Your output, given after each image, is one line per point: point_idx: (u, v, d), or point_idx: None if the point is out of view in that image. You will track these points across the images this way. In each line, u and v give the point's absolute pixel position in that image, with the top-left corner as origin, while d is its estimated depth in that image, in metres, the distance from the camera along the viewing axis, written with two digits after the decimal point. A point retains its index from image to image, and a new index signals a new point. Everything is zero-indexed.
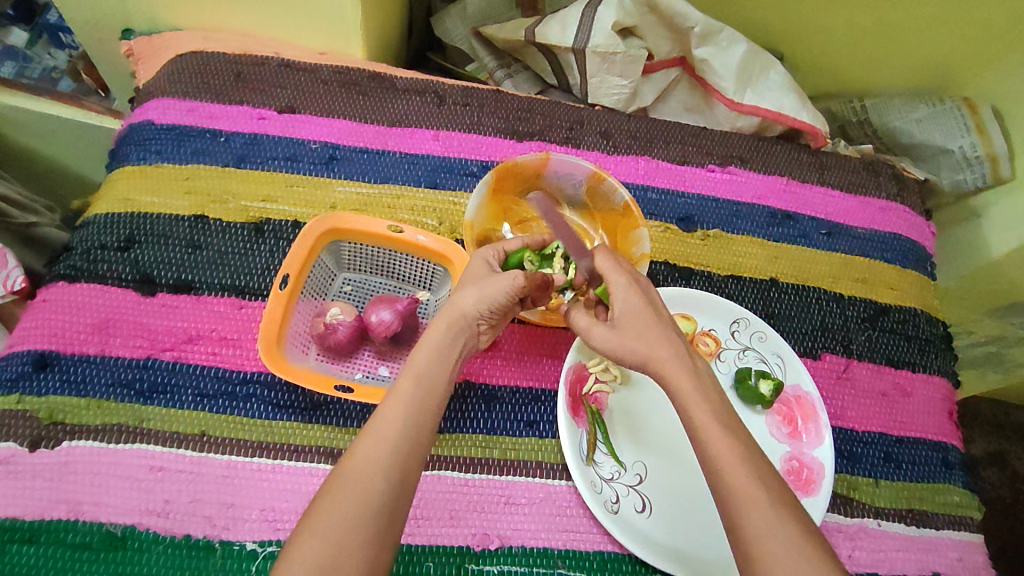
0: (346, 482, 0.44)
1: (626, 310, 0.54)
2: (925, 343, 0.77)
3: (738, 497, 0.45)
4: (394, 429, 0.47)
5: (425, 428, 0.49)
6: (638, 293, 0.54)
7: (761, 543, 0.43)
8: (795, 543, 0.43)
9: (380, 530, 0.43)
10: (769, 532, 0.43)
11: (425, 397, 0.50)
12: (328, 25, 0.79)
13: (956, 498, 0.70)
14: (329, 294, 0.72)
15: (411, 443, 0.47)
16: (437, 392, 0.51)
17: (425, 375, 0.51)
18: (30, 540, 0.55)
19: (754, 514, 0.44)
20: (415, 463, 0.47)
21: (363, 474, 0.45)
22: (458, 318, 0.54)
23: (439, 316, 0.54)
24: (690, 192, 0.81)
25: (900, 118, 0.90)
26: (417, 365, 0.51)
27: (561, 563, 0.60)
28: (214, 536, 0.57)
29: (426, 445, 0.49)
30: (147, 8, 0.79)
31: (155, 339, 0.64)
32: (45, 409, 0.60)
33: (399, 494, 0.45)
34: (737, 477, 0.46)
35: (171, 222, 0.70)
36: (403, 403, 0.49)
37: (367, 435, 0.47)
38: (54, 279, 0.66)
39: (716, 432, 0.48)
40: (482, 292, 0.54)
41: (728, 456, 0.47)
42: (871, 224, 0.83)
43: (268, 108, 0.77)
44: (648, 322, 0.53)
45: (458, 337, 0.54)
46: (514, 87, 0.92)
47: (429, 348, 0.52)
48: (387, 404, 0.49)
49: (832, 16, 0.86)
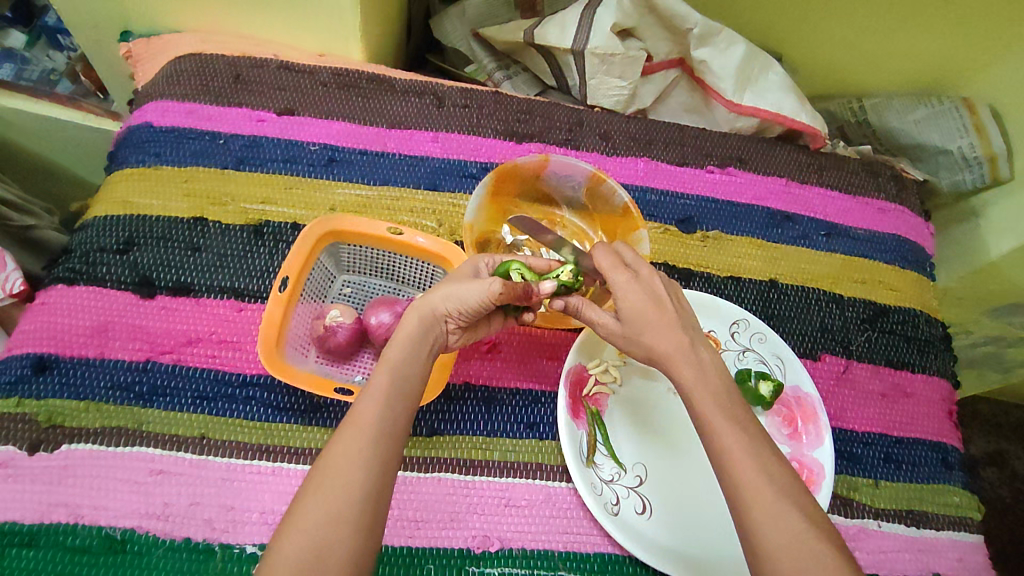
0: (325, 477, 0.44)
1: (629, 306, 0.53)
2: (925, 344, 0.77)
3: (744, 496, 0.45)
4: (372, 422, 0.47)
5: (401, 419, 0.49)
6: (640, 288, 0.53)
7: (768, 541, 0.43)
8: (800, 542, 0.42)
9: (363, 521, 0.43)
10: (776, 530, 0.43)
11: (399, 390, 0.50)
12: (327, 27, 0.79)
13: (957, 499, 0.70)
14: (329, 296, 0.72)
15: (389, 435, 0.48)
16: (412, 386, 0.51)
17: (398, 369, 0.51)
18: (29, 544, 0.55)
19: (759, 512, 0.44)
20: (393, 454, 0.47)
21: (342, 467, 0.45)
22: (427, 315, 0.54)
23: (409, 312, 0.54)
24: (690, 193, 0.81)
25: (899, 119, 0.90)
26: (390, 360, 0.51)
27: (562, 565, 0.60)
28: (214, 539, 0.57)
29: (403, 435, 0.49)
30: (146, 10, 0.78)
31: (154, 341, 0.64)
32: (44, 412, 0.60)
33: (380, 485, 0.45)
34: (741, 477, 0.46)
35: (170, 224, 0.70)
36: (378, 397, 0.49)
37: (343, 431, 0.47)
38: (54, 282, 0.66)
39: (720, 430, 0.48)
40: (452, 291, 0.54)
41: (733, 454, 0.47)
42: (871, 225, 0.83)
43: (267, 110, 0.77)
44: (651, 313, 0.53)
45: (430, 331, 0.54)
46: (513, 88, 0.92)
47: (402, 342, 0.52)
48: (362, 399, 0.49)
49: (831, 16, 0.86)
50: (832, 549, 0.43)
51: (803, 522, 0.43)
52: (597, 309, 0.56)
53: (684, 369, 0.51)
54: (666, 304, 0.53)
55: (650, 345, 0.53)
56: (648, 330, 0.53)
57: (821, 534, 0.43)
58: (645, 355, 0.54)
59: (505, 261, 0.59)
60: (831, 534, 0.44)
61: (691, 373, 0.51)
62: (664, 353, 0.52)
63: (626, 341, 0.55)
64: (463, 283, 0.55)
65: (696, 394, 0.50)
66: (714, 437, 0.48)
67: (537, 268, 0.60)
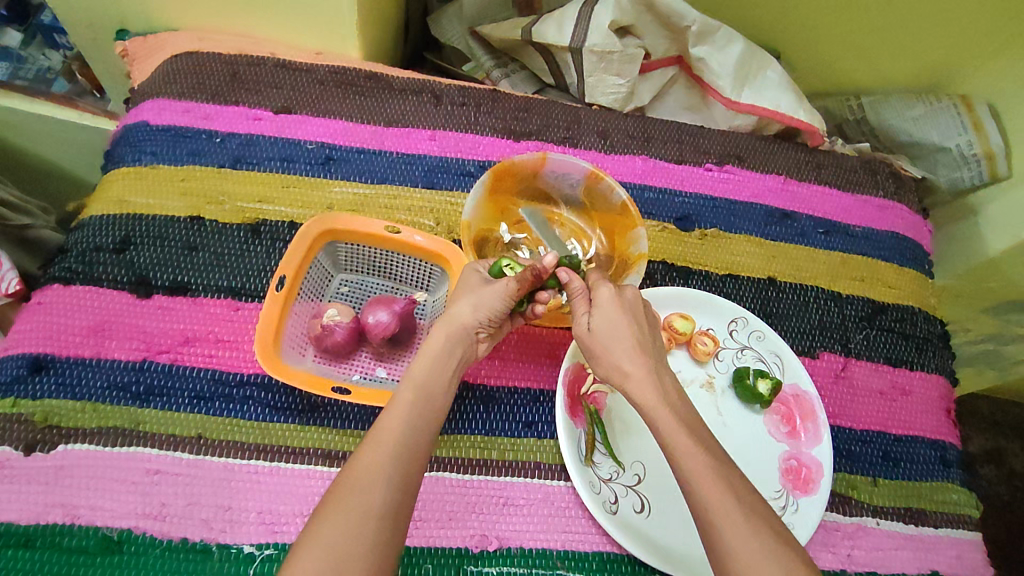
0: (346, 493, 0.44)
1: (606, 319, 0.54)
2: (923, 342, 0.77)
3: (713, 514, 0.45)
4: (396, 439, 0.47)
5: (424, 437, 0.49)
6: (619, 306, 0.55)
7: (739, 561, 0.43)
8: (772, 557, 0.42)
9: (382, 537, 0.43)
10: (746, 546, 0.43)
11: (426, 407, 0.50)
12: (324, 25, 0.79)
13: (955, 497, 0.70)
14: (326, 295, 0.71)
15: (411, 452, 0.48)
16: (438, 403, 0.52)
17: (424, 384, 0.52)
18: (26, 544, 0.54)
19: (731, 530, 0.44)
20: (415, 472, 0.47)
21: (364, 482, 0.45)
22: (458, 328, 0.55)
23: (437, 327, 0.55)
24: (688, 192, 0.81)
25: (897, 116, 0.90)
26: (417, 375, 0.52)
27: (561, 564, 0.60)
28: (212, 539, 0.57)
29: (426, 455, 0.49)
30: (142, 8, 0.78)
31: (151, 341, 0.64)
32: (40, 412, 0.60)
33: (400, 505, 0.45)
34: (712, 487, 0.45)
35: (166, 223, 0.70)
36: (403, 413, 0.49)
37: (366, 446, 0.47)
38: (50, 281, 0.66)
39: (682, 449, 0.48)
40: (478, 298, 0.56)
41: (698, 471, 0.46)
42: (870, 223, 0.83)
43: (264, 109, 0.77)
44: (621, 329, 0.54)
45: (458, 346, 0.55)
46: (511, 86, 0.91)
47: (427, 359, 0.53)
48: (387, 414, 0.49)
49: (829, 15, 0.86)
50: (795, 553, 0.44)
51: (769, 544, 0.43)
52: (576, 317, 0.56)
53: (646, 387, 0.52)
54: (640, 331, 0.54)
55: (616, 364, 0.53)
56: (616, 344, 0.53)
57: (790, 550, 0.44)
58: (606, 371, 0.54)
59: (498, 259, 0.60)
60: (797, 557, 0.44)
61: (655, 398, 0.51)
62: (628, 374, 0.52)
63: (591, 352, 0.55)
64: (486, 290, 0.56)
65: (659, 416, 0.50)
66: (685, 441, 0.48)
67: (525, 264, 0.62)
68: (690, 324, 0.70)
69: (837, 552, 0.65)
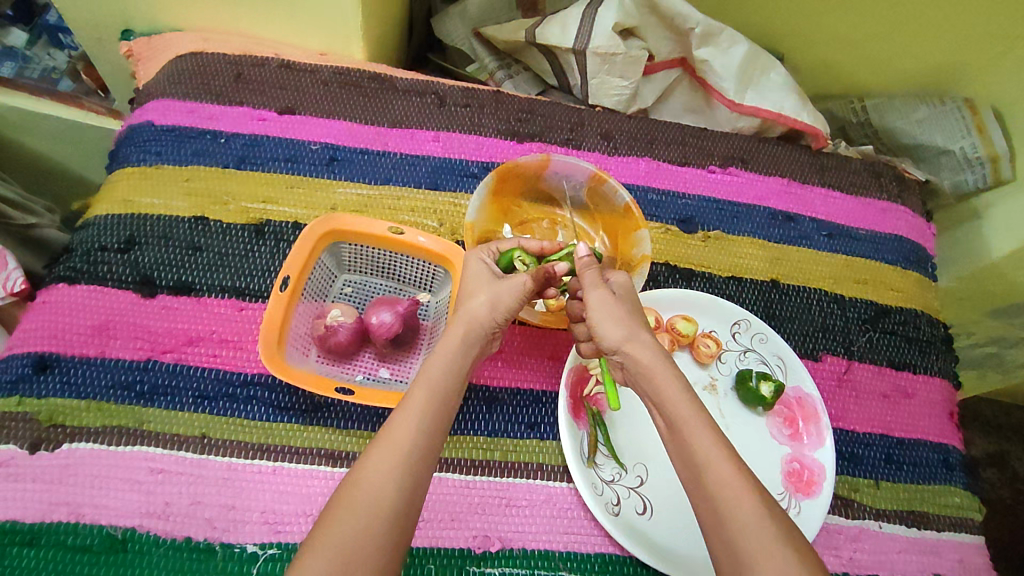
0: (356, 493, 0.44)
1: (624, 292, 0.57)
2: (927, 345, 0.77)
3: (729, 500, 0.44)
4: (406, 438, 0.47)
5: (435, 438, 0.49)
6: (626, 289, 0.58)
7: (751, 547, 0.42)
8: (784, 543, 0.41)
9: (391, 537, 0.43)
10: (763, 545, 0.41)
11: (438, 408, 0.50)
12: (327, 25, 0.79)
13: (958, 500, 0.70)
14: (329, 296, 0.71)
15: (422, 453, 0.47)
16: (450, 403, 0.51)
17: (436, 385, 0.51)
18: (30, 542, 0.55)
19: (746, 514, 0.43)
20: (426, 472, 0.47)
21: (373, 482, 0.45)
22: (473, 327, 0.55)
23: (454, 325, 0.55)
24: (692, 193, 0.81)
25: (900, 119, 0.90)
26: (431, 374, 0.52)
27: (562, 565, 0.60)
28: (215, 539, 0.57)
29: (436, 455, 0.49)
30: (145, 9, 0.78)
31: (155, 341, 0.64)
32: (45, 411, 0.60)
33: (408, 507, 0.45)
34: (724, 476, 0.45)
35: (170, 223, 0.70)
36: (415, 412, 0.49)
37: (377, 446, 0.47)
38: (54, 280, 0.66)
39: (700, 438, 0.47)
40: (496, 295, 0.56)
41: (711, 452, 0.46)
42: (872, 225, 0.83)
43: (268, 109, 0.77)
44: (633, 307, 0.56)
45: (474, 344, 0.55)
46: (514, 88, 0.92)
47: (442, 357, 0.53)
48: (399, 412, 0.49)
49: (831, 16, 0.86)
50: (806, 548, 0.42)
51: (780, 527, 0.42)
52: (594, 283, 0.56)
53: (664, 379, 0.51)
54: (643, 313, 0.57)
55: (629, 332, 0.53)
56: (616, 326, 0.54)
57: (803, 548, 0.42)
58: (620, 337, 0.53)
59: (507, 251, 0.62)
60: (809, 548, 0.42)
61: (671, 379, 0.51)
62: (642, 356, 0.52)
63: (603, 321, 0.54)
64: (500, 285, 0.57)
65: (676, 396, 0.50)
66: (698, 434, 0.47)
67: (532, 250, 0.64)
68: (693, 326, 0.70)
69: (840, 555, 0.65)
